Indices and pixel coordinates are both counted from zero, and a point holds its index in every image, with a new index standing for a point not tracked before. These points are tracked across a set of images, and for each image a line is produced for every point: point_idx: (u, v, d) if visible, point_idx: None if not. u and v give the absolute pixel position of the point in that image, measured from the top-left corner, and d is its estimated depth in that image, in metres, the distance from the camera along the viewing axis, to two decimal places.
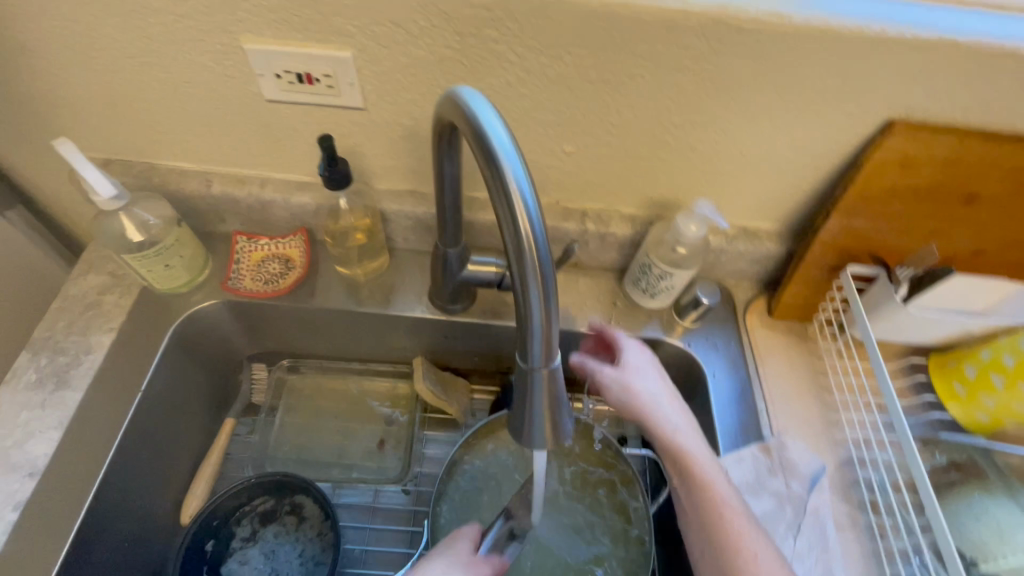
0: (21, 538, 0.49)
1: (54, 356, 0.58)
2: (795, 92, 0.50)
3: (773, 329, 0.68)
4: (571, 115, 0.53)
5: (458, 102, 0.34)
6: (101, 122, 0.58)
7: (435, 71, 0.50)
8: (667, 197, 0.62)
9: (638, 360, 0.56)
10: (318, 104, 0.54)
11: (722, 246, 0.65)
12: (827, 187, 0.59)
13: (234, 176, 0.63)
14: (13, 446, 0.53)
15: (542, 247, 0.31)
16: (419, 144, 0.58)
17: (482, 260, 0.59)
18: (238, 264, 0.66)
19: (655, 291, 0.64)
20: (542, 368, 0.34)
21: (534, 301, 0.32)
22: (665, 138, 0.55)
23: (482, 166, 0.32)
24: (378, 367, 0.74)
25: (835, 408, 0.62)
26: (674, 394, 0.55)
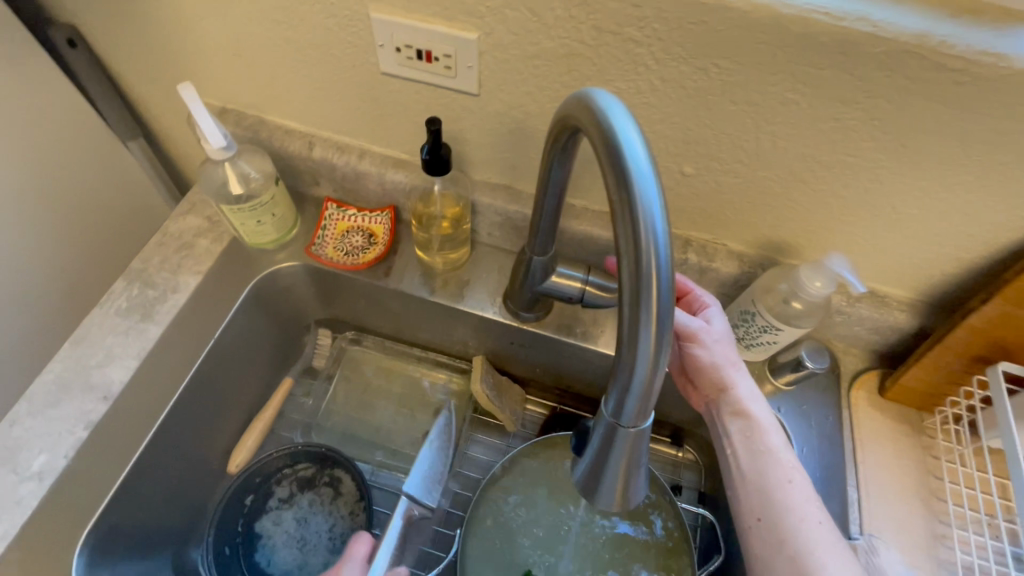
0: (87, 457, 0.52)
1: (145, 288, 0.61)
2: (986, 149, 0.41)
3: (882, 411, 0.59)
4: (702, 134, 0.47)
5: (594, 104, 0.29)
6: (224, 72, 0.59)
7: (561, 66, 0.46)
8: (789, 241, 0.54)
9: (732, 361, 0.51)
10: (431, 83, 0.51)
11: (841, 307, 0.57)
12: (993, 264, 0.50)
13: (335, 142, 0.63)
14: (95, 366, 0.56)
15: (664, 290, 0.26)
16: (525, 140, 0.54)
17: (569, 273, 0.54)
18: (324, 231, 0.66)
19: (753, 342, 0.57)
20: (632, 427, 0.29)
21: (643, 351, 0.27)
22: (805, 176, 0.48)
23: (608, 183, 0.27)
24: (437, 357, 0.73)
25: (945, 520, 0.53)
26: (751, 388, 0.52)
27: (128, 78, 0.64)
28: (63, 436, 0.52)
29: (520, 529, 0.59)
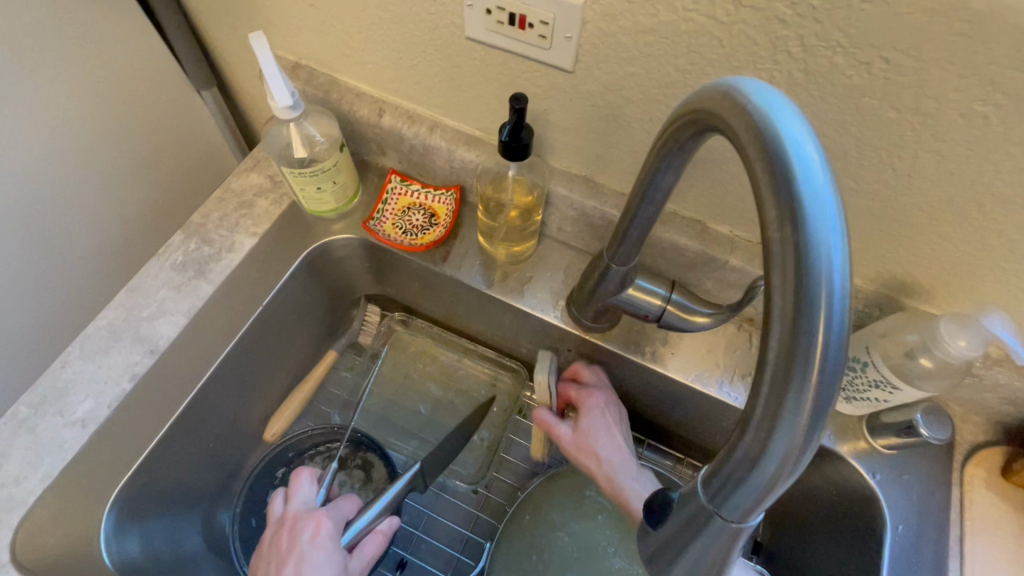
0: (128, 411, 0.51)
1: (201, 244, 0.59)
2: None
3: (1004, 498, 0.49)
4: (841, 144, 0.39)
5: (749, 102, 0.22)
6: (300, 24, 0.55)
7: (678, 45, 0.39)
8: (924, 284, 0.45)
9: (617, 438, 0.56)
10: (521, 53, 0.45)
11: (975, 369, 0.47)
12: None
13: (407, 111, 0.58)
14: (146, 319, 0.55)
15: (831, 362, 0.19)
16: (618, 129, 0.47)
17: (649, 288, 0.48)
18: (384, 206, 0.62)
19: (856, 395, 0.48)
20: (738, 523, 0.23)
21: (781, 438, 0.20)
22: (968, 210, 0.38)
23: (764, 209, 0.21)
24: (485, 352, 0.68)
25: None
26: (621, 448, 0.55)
27: (206, 24, 0.62)
28: (109, 385, 0.52)
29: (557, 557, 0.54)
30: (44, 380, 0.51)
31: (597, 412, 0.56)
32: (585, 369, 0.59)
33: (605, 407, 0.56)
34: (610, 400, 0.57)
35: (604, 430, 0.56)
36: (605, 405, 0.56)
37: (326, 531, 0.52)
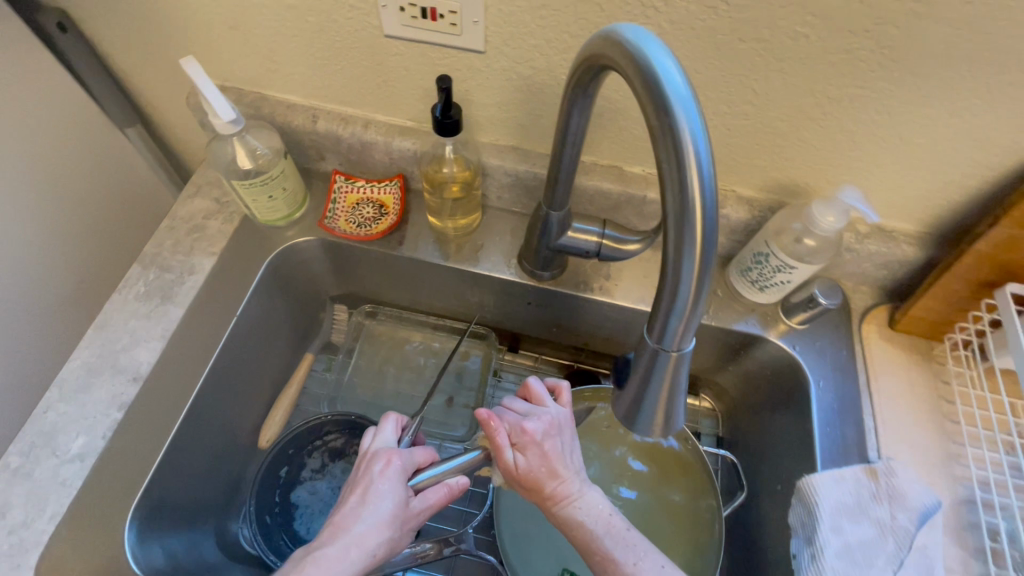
0: (125, 438, 0.53)
1: (161, 272, 0.61)
2: (991, 71, 0.42)
3: (894, 343, 0.61)
4: (711, 76, 0.48)
5: (622, 38, 0.30)
6: (222, 48, 0.58)
7: (568, 14, 0.46)
8: (799, 182, 0.55)
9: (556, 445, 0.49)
10: (437, 42, 0.51)
11: (850, 244, 0.58)
12: (997, 190, 0.51)
13: (339, 113, 0.63)
14: (122, 350, 0.56)
15: (709, 217, 0.27)
16: (532, 96, 0.54)
17: (584, 228, 0.55)
18: (334, 205, 0.66)
19: (766, 283, 0.58)
20: (674, 351, 0.31)
21: (685, 280, 0.28)
22: (814, 113, 0.49)
23: (648, 114, 0.28)
24: (453, 324, 0.74)
25: (959, 440, 0.55)
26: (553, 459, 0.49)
27: (122, 61, 0.63)
28: (99, 418, 0.53)
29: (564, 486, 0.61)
30: (30, 427, 0.52)
31: (533, 448, 0.49)
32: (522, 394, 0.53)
33: (542, 441, 0.49)
34: (549, 427, 0.50)
35: (544, 468, 0.48)
36: (542, 438, 0.49)
37: (396, 468, 0.51)
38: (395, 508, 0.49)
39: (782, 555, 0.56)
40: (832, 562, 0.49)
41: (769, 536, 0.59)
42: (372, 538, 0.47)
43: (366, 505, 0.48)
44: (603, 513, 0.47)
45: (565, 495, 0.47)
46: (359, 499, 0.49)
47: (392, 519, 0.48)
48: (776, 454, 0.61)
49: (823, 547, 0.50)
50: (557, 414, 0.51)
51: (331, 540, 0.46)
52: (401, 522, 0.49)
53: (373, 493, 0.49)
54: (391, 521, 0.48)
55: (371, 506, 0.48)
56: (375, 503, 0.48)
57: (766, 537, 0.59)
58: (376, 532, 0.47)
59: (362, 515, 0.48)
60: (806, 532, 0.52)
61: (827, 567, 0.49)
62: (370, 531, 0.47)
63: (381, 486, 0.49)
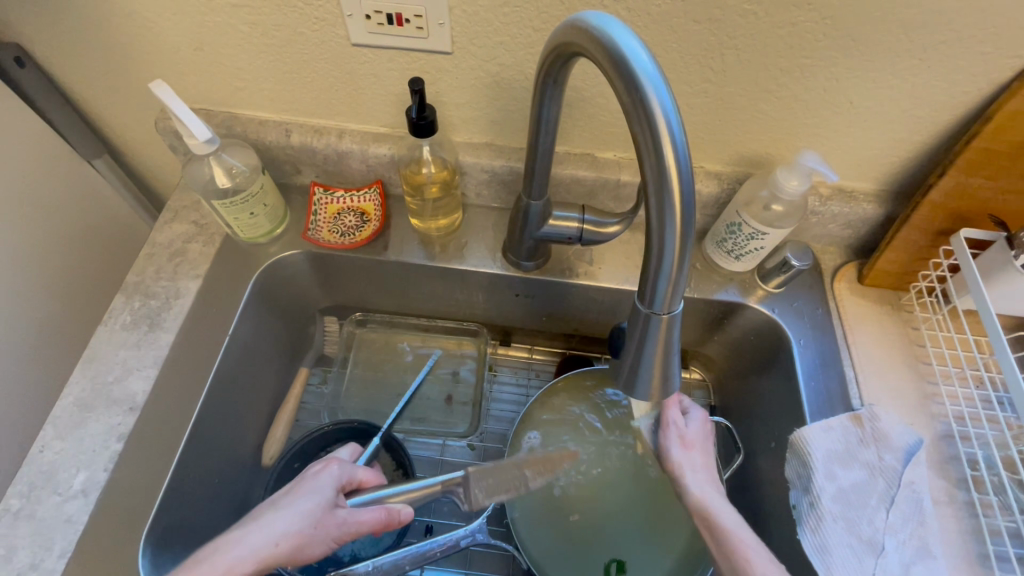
0: (128, 467, 0.52)
1: (145, 299, 0.61)
2: (925, 31, 0.46)
3: (865, 297, 0.65)
4: (671, 58, 0.50)
5: (588, 24, 0.32)
6: (187, 70, 0.58)
7: (530, 10, 0.48)
8: (762, 153, 0.58)
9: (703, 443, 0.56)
10: (404, 47, 0.52)
11: (815, 207, 0.62)
12: (942, 143, 0.55)
13: (312, 126, 0.63)
14: (114, 381, 0.56)
15: (685, 183, 0.29)
16: (502, 92, 0.56)
17: (564, 215, 0.56)
18: (315, 217, 0.66)
19: (742, 252, 0.61)
20: (665, 313, 0.33)
21: (669, 244, 0.30)
22: (770, 86, 0.51)
23: (619, 91, 0.30)
24: (445, 325, 0.75)
25: (933, 380, 0.59)
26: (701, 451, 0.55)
27: (84, 92, 0.63)
28: (97, 451, 0.52)
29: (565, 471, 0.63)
30: (27, 469, 0.51)
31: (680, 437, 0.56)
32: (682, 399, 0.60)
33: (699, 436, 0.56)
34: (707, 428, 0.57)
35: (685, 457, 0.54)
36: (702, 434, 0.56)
37: (333, 471, 0.52)
38: (311, 508, 0.47)
39: (784, 509, 0.59)
40: (829, 507, 0.52)
41: (769, 493, 0.61)
42: (277, 530, 0.44)
43: (289, 498, 0.47)
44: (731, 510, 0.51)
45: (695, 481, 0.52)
46: (287, 492, 0.48)
47: (309, 515, 0.46)
48: (768, 414, 0.64)
49: (820, 495, 0.53)
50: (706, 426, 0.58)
51: (244, 526, 0.44)
52: (318, 520, 0.46)
53: (300, 489, 0.48)
54: (304, 518, 0.45)
55: (292, 500, 0.47)
56: (297, 498, 0.47)
57: (766, 494, 0.62)
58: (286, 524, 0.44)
59: (280, 508, 0.46)
60: (803, 483, 0.54)
61: (827, 513, 0.52)
62: (279, 523, 0.45)
63: (311, 485, 0.49)
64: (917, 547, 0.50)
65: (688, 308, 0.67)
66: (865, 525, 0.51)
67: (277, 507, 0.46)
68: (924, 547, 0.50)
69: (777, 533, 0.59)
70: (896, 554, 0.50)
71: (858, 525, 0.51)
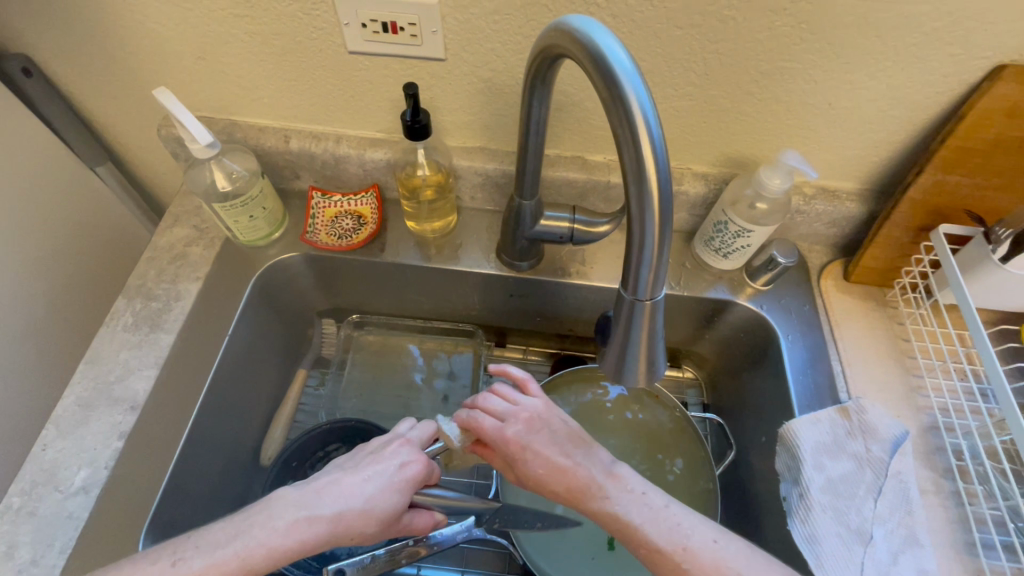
0: (130, 464, 0.53)
1: (147, 301, 0.62)
2: (896, 34, 0.48)
3: (851, 293, 0.66)
4: (655, 62, 0.52)
5: (571, 27, 0.34)
6: (190, 78, 0.60)
7: (519, 17, 0.50)
8: (746, 153, 0.60)
9: (544, 439, 0.48)
10: (399, 54, 0.54)
11: (800, 206, 0.63)
12: (920, 142, 0.57)
13: (310, 131, 0.65)
14: (116, 380, 0.57)
15: (662, 174, 0.31)
16: (494, 96, 0.58)
17: (555, 215, 0.58)
18: (313, 220, 0.68)
19: (729, 250, 0.63)
20: (648, 299, 0.34)
21: (649, 233, 0.32)
22: (752, 89, 0.53)
23: (600, 88, 0.32)
24: (440, 326, 0.76)
25: (917, 373, 0.60)
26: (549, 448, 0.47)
27: (88, 100, 0.64)
28: (99, 449, 0.53)
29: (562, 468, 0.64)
30: (29, 466, 0.52)
31: (525, 452, 0.47)
32: (491, 395, 0.51)
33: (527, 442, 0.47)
34: (532, 422, 0.49)
35: (547, 471, 0.46)
36: (531, 436, 0.48)
37: (416, 469, 0.47)
38: (384, 510, 0.44)
39: (775, 502, 0.59)
40: (818, 498, 0.53)
41: (761, 487, 0.62)
42: (344, 522, 0.42)
43: (370, 486, 0.44)
44: (634, 497, 0.44)
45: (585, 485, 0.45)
46: (372, 476, 0.45)
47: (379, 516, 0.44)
48: (758, 409, 0.65)
49: (809, 486, 0.54)
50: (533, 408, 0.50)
51: (328, 495, 0.42)
52: (385, 525, 0.45)
53: (383, 481, 0.45)
54: (374, 520, 0.43)
55: (370, 492, 0.44)
56: (377, 491, 0.44)
57: (758, 489, 0.63)
58: (354, 522, 0.42)
59: (358, 494, 0.43)
60: (793, 475, 0.55)
61: (816, 503, 0.53)
62: (351, 513, 0.42)
63: (393, 480, 0.46)
64: (905, 536, 0.51)
65: (680, 306, 0.68)
66: (853, 515, 0.52)
67: (353, 493, 0.43)
68: (912, 535, 0.51)
69: (769, 527, 0.60)
70: (884, 543, 0.50)
71: (846, 515, 0.52)
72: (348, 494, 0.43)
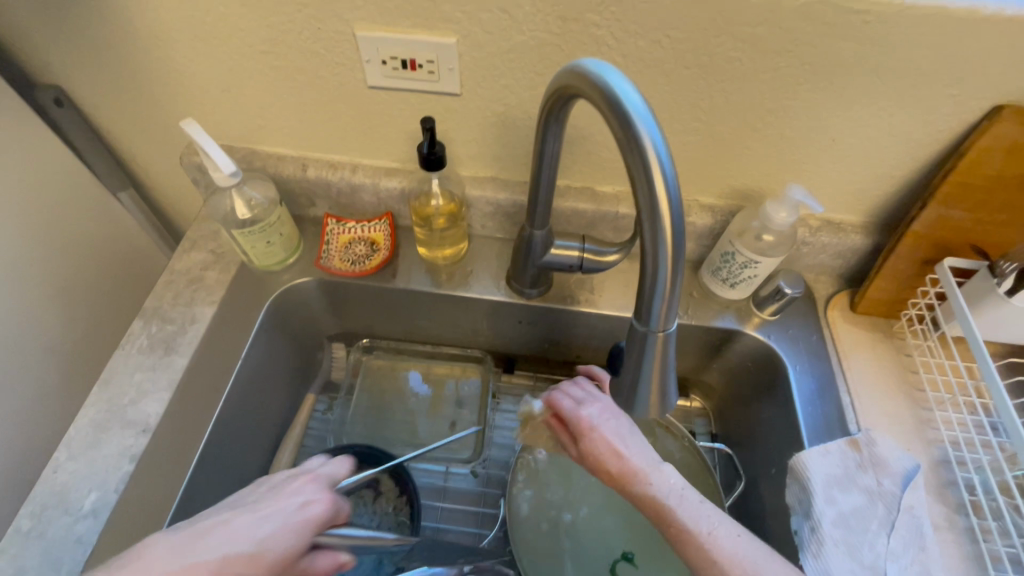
0: (139, 487, 0.53)
1: (162, 324, 0.63)
2: (897, 76, 0.50)
3: (857, 324, 0.67)
4: (662, 100, 0.54)
5: (586, 69, 0.35)
6: (214, 109, 0.63)
7: (533, 56, 0.52)
8: (751, 186, 0.62)
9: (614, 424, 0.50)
10: (417, 89, 0.57)
11: (806, 238, 0.64)
12: (922, 177, 0.58)
13: (328, 160, 0.67)
14: (128, 403, 0.57)
15: (675, 210, 0.32)
16: (507, 129, 0.60)
17: (565, 244, 0.59)
18: (327, 246, 0.69)
19: (736, 280, 0.64)
20: (660, 330, 0.35)
21: (662, 266, 0.33)
22: (757, 125, 0.55)
23: (614, 128, 0.33)
24: (449, 351, 0.76)
25: (927, 406, 0.60)
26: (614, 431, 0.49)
27: (115, 129, 0.67)
28: (110, 472, 0.53)
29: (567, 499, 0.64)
30: (40, 488, 0.52)
31: (590, 431, 0.49)
32: (569, 383, 0.54)
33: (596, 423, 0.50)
34: (604, 411, 0.51)
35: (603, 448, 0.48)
36: (599, 419, 0.50)
37: (318, 510, 0.43)
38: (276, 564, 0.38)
39: (786, 536, 0.59)
40: (830, 532, 0.52)
41: (770, 519, 0.62)
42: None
43: (260, 529, 0.39)
44: (674, 488, 0.45)
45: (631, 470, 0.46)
46: (263, 519, 0.40)
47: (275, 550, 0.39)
48: (767, 440, 0.65)
49: (820, 519, 0.53)
50: (607, 400, 0.53)
51: (207, 542, 0.37)
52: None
53: (278, 523, 0.40)
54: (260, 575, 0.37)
55: (260, 536, 0.39)
56: (271, 536, 0.39)
57: (767, 521, 0.62)
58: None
59: (243, 539, 0.38)
60: (804, 508, 0.54)
61: (828, 538, 0.52)
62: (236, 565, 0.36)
63: (290, 521, 0.41)
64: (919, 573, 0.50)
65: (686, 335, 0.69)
66: (867, 551, 0.51)
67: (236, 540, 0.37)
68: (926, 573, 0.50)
69: None
70: None
71: (860, 551, 0.51)
72: (236, 540, 0.38)
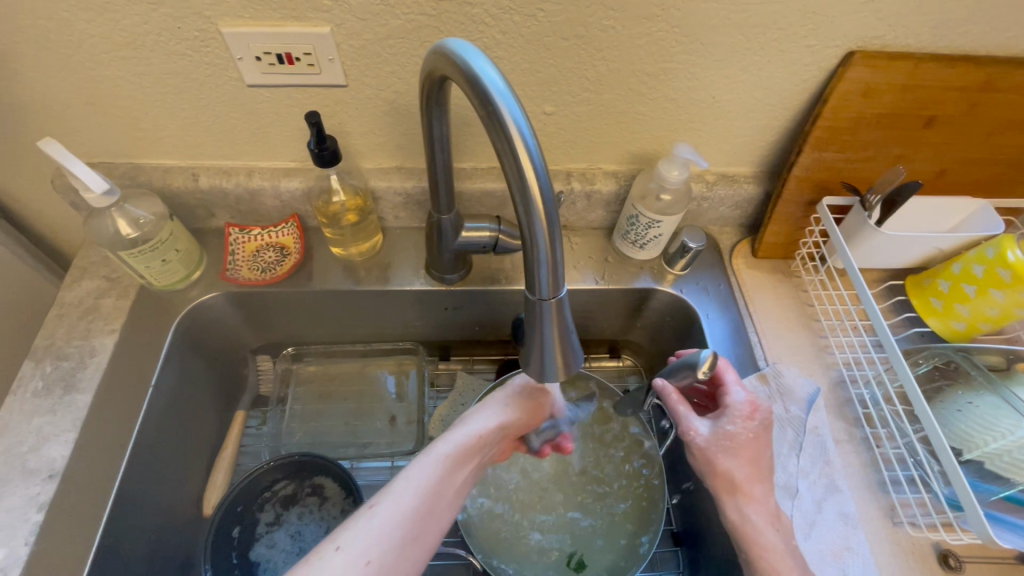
0: (53, 537, 0.50)
1: (58, 362, 0.58)
2: (758, 31, 0.52)
3: (760, 268, 0.71)
4: (548, 73, 0.55)
5: (448, 49, 0.35)
6: (80, 126, 0.58)
7: (413, 39, 0.52)
8: (648, 150, 0.64)
9: (758, 447, 0.51)
10: (299, 84, 0.55)
11: (704, 193, 0.68)
12: (797, 125, 0.62)
13: (220, 168, 0.64)
14: (29, 450, 0.53)
15: (544, 185, 0.33)
16: (402, 117, 0.59)
17: (476, 226, 0.60)
18: (233, 256, 0.66)
19: (645, 240, 0.66)
20: (551, 297, 0.36)
21: (540, 235, 0.34)
22: (642, 90, 0.57)
23: (478, 108, 0.33)
24: (380, 348, 0.75)
25: (824, 334, 0.66)
26: (754, 451, 0.51)
27: None
28: (16, 525, 0.50)
29: (510, 476, 0.66)
30: None
31: (733, 429, 0.51)
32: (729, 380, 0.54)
33: (741, 428, 0.51)
34: (757, 421, 0.51)
35: (730, 453, 0.51)
36: (745, 430, 0.51)
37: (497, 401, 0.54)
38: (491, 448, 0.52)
39: None
40: None
41: None
42: (461, 468, 0.48)
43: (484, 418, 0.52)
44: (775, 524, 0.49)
45: (741, 483, 0.50)
46: (493, 405, 0.54)
47: (482, 466, 0.52)
48: None
49: None
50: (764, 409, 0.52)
51: (448, 438, 0.49)
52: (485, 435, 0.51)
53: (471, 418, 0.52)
54: (488, 441, 0.51)
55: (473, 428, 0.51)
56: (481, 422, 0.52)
57: None
58: (457, 476, 0.47)
59: (470, 427, 0.51)
60: None
61: None
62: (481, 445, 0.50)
63: (490, 409, 0.53)
64: (826, 484, 0.56)
65: (607, 300, 0.71)
66: (780, 473, 0.57)
67: (478, 434, 0.50)
68: (832, 483, 0.56)
69: None
70: (808, 493, 0.55)
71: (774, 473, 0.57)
72: (474, 437, 0.50)
